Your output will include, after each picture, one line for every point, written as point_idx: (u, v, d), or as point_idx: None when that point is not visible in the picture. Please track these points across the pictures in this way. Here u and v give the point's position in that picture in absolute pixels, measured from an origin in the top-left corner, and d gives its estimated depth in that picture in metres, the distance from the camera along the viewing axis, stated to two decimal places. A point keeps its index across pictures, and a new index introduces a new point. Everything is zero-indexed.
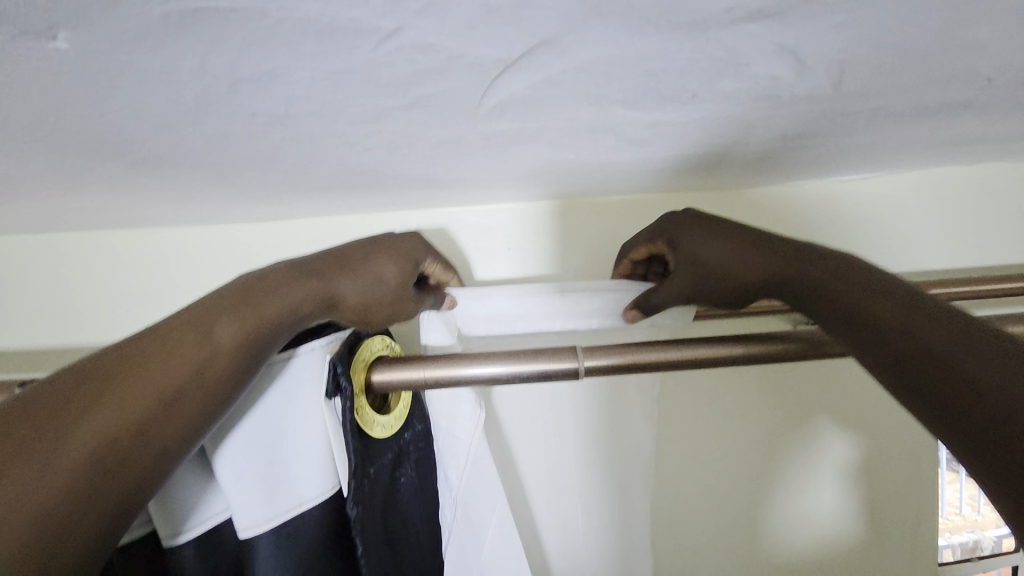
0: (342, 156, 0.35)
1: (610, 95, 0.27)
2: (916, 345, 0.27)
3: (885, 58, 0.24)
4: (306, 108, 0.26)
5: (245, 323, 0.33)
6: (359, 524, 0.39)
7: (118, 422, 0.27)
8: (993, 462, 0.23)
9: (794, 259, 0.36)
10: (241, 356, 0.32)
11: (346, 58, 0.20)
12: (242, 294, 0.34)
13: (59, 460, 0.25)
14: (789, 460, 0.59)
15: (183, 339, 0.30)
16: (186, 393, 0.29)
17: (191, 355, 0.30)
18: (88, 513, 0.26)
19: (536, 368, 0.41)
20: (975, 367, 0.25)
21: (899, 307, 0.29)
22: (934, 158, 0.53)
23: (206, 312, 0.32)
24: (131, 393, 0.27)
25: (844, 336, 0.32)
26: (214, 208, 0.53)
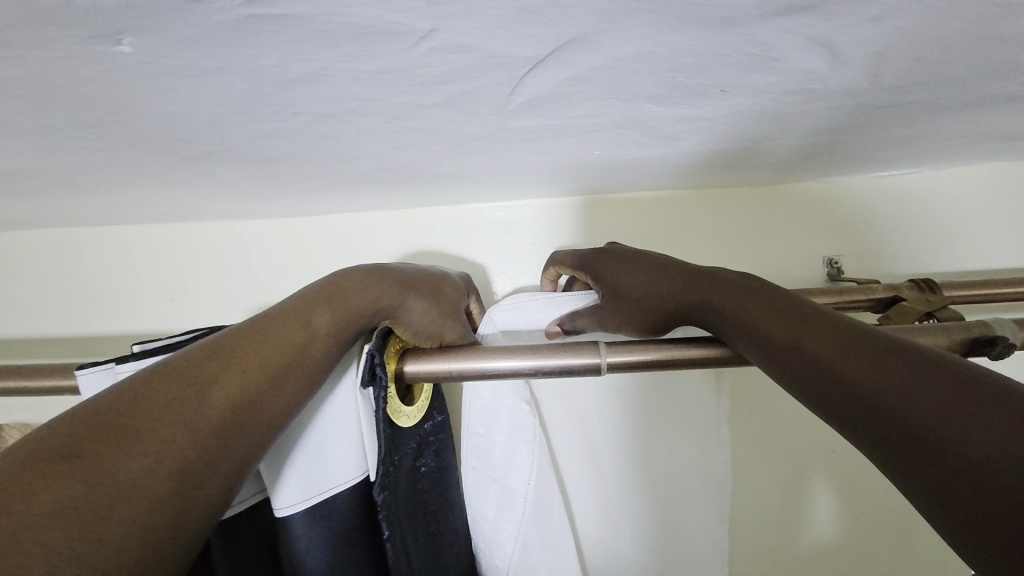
0: (376, 152, 0.37)
1: (638, 91, 0.27)
2: (805, 355, 0.29)
3: (922, 51, 0.24)
4: (345, 106, 0.27)
5: (337, 317, 0.37)
6: (386, 508, 0.40)
7: (231, 397, 0.29)
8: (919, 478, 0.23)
9: (695, 286, 0.38)
10: (333, 343, 0.36)
11: (386, 59, 0.21)
12: (331, 292, 0.38)
13: (188, 426, 0.27)
14: (833, 463, 0.59)
15: (283, 329, 0.34)
16: (287, 374, 0.32)
17: (292, 340, 0.34)
18: (206, 478, 0.27)
19: (559, 363, 0.42)
20: (866, 377, 0.26)
21: (795, 322, 0.31)
22: (979, 153, 0.51)
23: (304, 306, 0.36)
24: (239, 372, 0.30)
25: (749, 351, 0.33)
26: (252, 203, 0.55)
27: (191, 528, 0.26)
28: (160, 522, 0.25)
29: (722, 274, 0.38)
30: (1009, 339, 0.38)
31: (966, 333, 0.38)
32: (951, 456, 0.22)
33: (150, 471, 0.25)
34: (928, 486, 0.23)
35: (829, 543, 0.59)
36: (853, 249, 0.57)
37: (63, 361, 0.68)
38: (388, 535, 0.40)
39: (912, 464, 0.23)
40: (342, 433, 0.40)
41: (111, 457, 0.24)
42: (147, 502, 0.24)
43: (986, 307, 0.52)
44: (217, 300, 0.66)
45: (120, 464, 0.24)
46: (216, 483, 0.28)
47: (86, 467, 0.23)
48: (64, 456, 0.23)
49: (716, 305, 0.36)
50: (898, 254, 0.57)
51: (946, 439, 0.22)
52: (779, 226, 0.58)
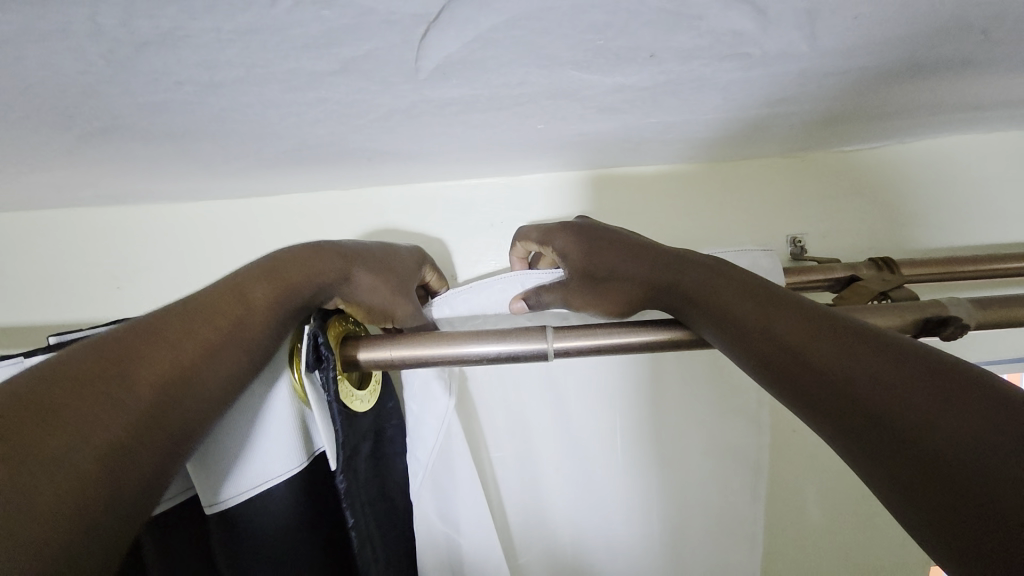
0: (295, 128, 0.34)
1: (558, 55, 0.25)
2: (774, 343, 0.27)
3: (861, 7, 0.22)
4: (231, 74, 0.24)
5: (274, 296, 0.35)
6: (349, 498, 0.39)
7: (166, 368, 0.27)
8: (885, 476, 0.21)
9: (666, 265, 0.36)
10: (275, 316, 0.35)
11: (246, 15, 0.19)
12: (265, 270, 0.36)
13: (121, 402, 0.25)
14: (799, 448, 0.58)
15: (220, 301, 0.32)
16: (225, 350, 0.31)
17: (228, 312, 0.32)
18: (144, 452, 0.25)
19: (505, 349, 0.40)
20: (832, 365, 0.24)
21: (758, 307, 0.29)
22: (946, 125, 0.49)
23: (237, 284, 0.34)
24: (168, 346, 0.28)
25: (715, 338, 0.32)
26: (189, 185, 0.52)
27: (130, 503, 0.24)
28: (97, 496, 0.22)
29: (689, 257, 0.36)
30: (963, 320, 0.37)
31: (920, 311, 0.37)
32: (921, 444, 0.20)
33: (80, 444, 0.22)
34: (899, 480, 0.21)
35: (794, 524, 0.59)
36: (820, 226, 0.55)
37: (5, 353, 0.65)
38: (354, 522, 0.39)
39: (884, 458, 0.21)
40: (288, 420, 0.38)
41: (47, 420, 0.22)
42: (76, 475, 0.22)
43: (946, 285, 0.51)
44: (164, 287, 0.63)
45: (46, 439, 0.21)
46: (153, 456, 0.25)
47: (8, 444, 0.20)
48: None
49: (692, 292, 0.34)
50: (863, 232, 0.55)
51: (915, 427, 0.21)
52: (743, 204, 0.56)
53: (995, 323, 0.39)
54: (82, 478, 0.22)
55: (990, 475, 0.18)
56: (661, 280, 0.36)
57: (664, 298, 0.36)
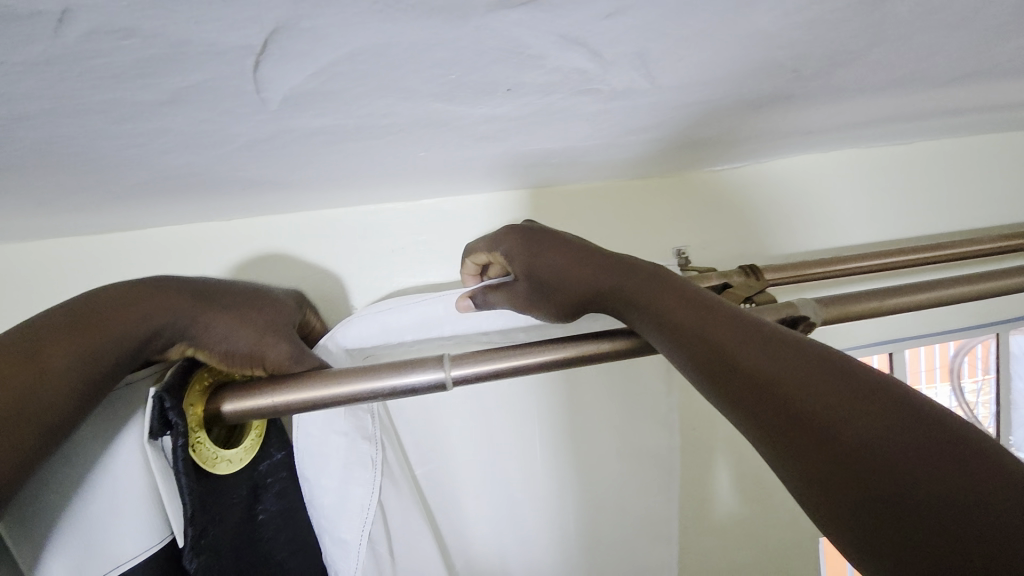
0: (140, 159, 0.30)
1: (415, 88, 0.25)
2: (705, 340, 0.28)
3: (683, 51, 0.24)
4: (34, 105, 0.21)
5: (87, 344, 0.29)
6: (203, 574, 0.34)
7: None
8: (837, 503, 0.21)
9: (609, 271, 0.37)
10: (93, 371, 0.29)
11: (26, 45, 0.16)
12: (80, 315, 0.30)
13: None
14: (700, 446, 0.62)
15: (9, 354, 0.26)
16: (15, 419, 0.25)
17: (20, 375, 0.26)
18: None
19: (399, 383, 0.38)
20: (760, 361, 0.25)
21: (693, 310, 0.30)
22: (790, 147, 0.56)
23: (37, 332, 0.28)
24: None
25: (654, 338, 0.32)
26: (23, 222, 0.45)
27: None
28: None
29: (632, 263, 0.37)
30: (809, 318, 0.42)
31: (776, 313, 0.42)
32: (837, 439, 0.21)
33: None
34: (813, 474, 0.21)
35: (702, 519, 0.62)
36: (700, 239, 0.61)
37: None
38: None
39: (800, 451, 0.22)
40: (134, 493, 0.33)
41: None
42: None
43: (803, 286, 0.58)
44: None
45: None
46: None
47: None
48: None
49: (633, 296, 0.34)
50: (735, 242, 0.61)
51: (832, 422, 0.22)
52: (633, 221, 0.60)
53: (837, 318, 0.45)
54: None
55: (950, 505, 0.18)
56: (604, 287, 0.37)
57: (606, 304, 0.37)
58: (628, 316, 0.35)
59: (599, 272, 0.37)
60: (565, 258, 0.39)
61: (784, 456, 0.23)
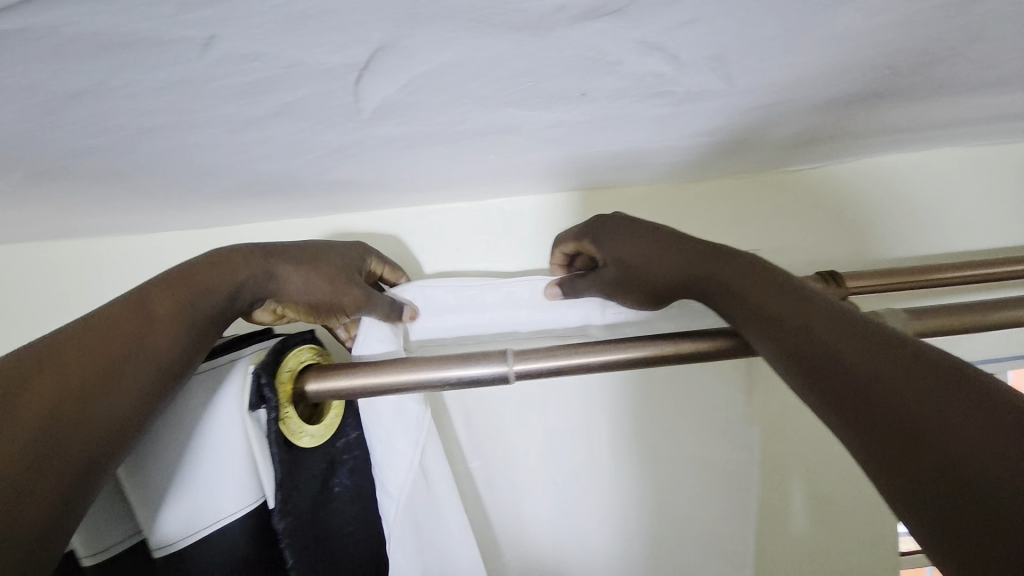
0: (246, 164, 0.34)
1: (492, 96, 0.26)
2: (800, 330, 0.28)
3: (765, 52, 0.23)
4: (170, 119, 0.25)
5: (180, 305, 0.32)
6: (288, 535, 0.38)
7: (54, 391, 0.25)
8: (894, 473, 0.21)
9: (698, 259, 0.36)
10: (186, 328, 0.32)
11: (174, 68, 0.19)
12: (177, 279, 0.33)
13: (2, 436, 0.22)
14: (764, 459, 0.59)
15: (119, 317, 0.29)
16: (132, 364, 0.28)
17: (132, 329, 0.29)
18: (41, 486, 0.23)
19: (464, 373, 0.40)
20: (854, 353, 0.25)
21: (791, 300, 0.30)
22: (879, 146, 0.52)
23: (137, 297, 0.31)
24: (54, 368, 0.25)
25: (746, 328, 0.32)
26: (145, 217, 0.51)
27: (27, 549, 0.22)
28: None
29: (727, 252, 0.36)
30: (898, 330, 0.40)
31: None
32: (927, 434, 0.20)
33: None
34: (899, 469, 0.21)
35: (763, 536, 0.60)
36: (771, 242, 0.58)
37: None
38: (292, 564, 0.39)
39: (889, 446, 0.21)
40: (232, 459, 0.38)
41: None
42: None
43: (888, 296, 0.54)
44: None
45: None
46: (54, 487, 0.24)
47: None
48: None
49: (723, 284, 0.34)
50: (811, 247, 0.58)
51: (924, 418, 0.21)
52: (700, 223, 0.58)
53: (928, 332, 0.41)
54: None
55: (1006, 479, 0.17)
56: (691, 276, 0.37)
57: (696, 291, 0.37)
58: (718, 303, 0.35)
59: (686, 260, 0.37)
60: (651, 246, 0.39)
61: (872, 450, 0.22)
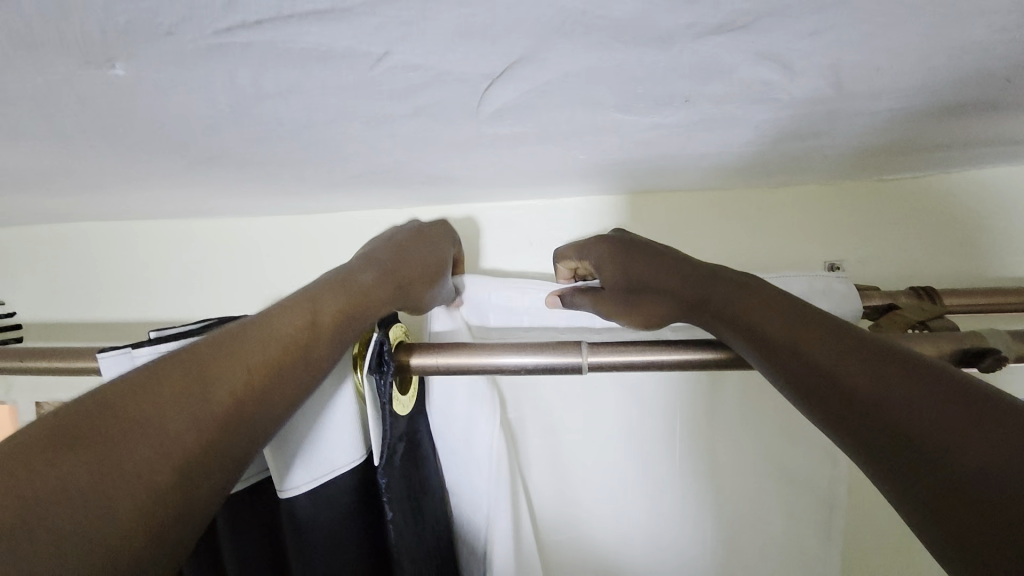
0: (365, 157, 0.38)
1: (602, 101, 0.28)
2: (801, 359, 0.29)
3: (880, 61, 0.24)
4: (324, 116, 0.29)
5: (344, 307, 0.36)
6: (388, 491, 0.42)
7: (240, 384, 0.29)
8: (899, 481, 0.23)
9: (694, 280, 0.37)
10: (342, 335, 0.36)
11: (347, 75, 0.23)
12: (338, 283, 0.37)
13: (201, 413, 0.26)
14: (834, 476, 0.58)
15: (295, 312, 0.33)
16: (297, 367, 0.32)
17: (301, 332, 0.33)
18: (211, 471, 0.26)
19: (541, 361, 0.43)
20: (858, 382, 0.26)
21: (784, 323, 0.31)
22: (991, 157, 0.49)
23: (309, 296, 0.35)
24: (246, 360, 0.30)
25: (747, 351, 0.33)
26: (264, 202, 0.58)
27: (185, 533, 0.25)
28: (163, 518, 0.24)
29: (718, 271, 0.37)
30: (1000, 351, 0.37)
31: (957, 341, 0.38)
32: (949, 465, 0.22)
33: (154, 459, 0.24)
34: (925, 497, 0.22)
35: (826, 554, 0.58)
36: (853, 252, 0.56)
37: (96, 345, 0.74)
38: (391, 516, 0.43)
39: (909, 474, 0.23)
40: (345, 418, 0.43)
41: (117, 445, 0.23)
42: (141, 499, 0.23)
43: (991, 318, 0.51)
44: (234, 292, 0.70)
45: (126, 452, 0.24)
46: (219, 477, 0.27)
47: (85, 458, 0.23)
48: (71, 444, 0.23)
49: (722, 306, 0.35)
50: (904, 261, 0.55)
51: (942, 449, 0.22)
52: (779, 229, 0.57)
53: None
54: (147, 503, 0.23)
55: (998, 488, 0.20)
56: (690, 296, 0.37)
57: (695, 312, 0.38)
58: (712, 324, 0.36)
59: (684, 281, 0.38)
60: (656, 266, 0.40)
61: (895, 478, 0.24)
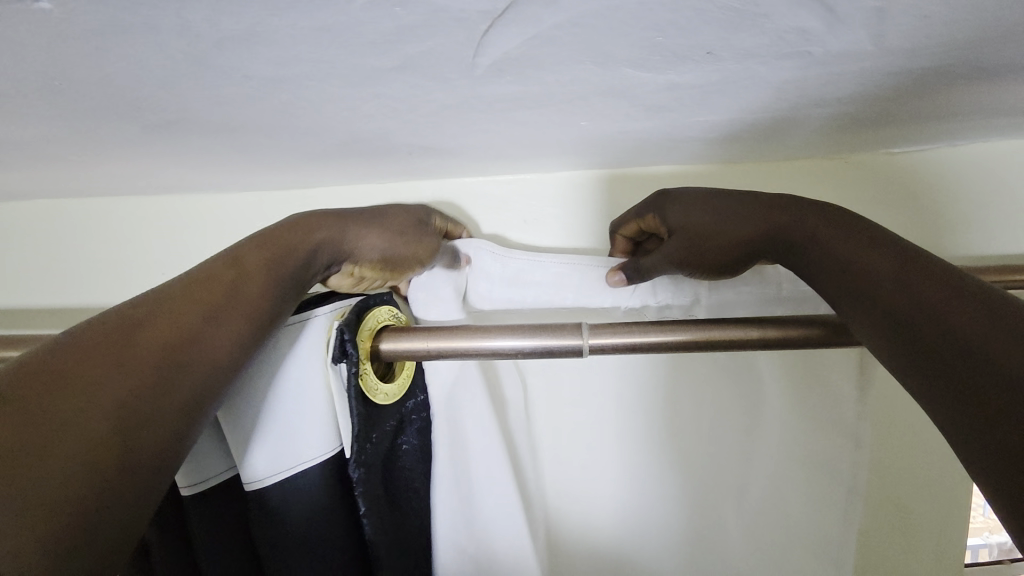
0: (346, 123, 0.35)
1: (615, 53, 0.25)
2: (904, 296, 0.29)
3: (929, 7, 0.21)
4: (297, 70, 0.25)
5: (274, 255, 0.36)
6: (362, 484, 0.40)
7: (170, 331, 0.29)
8: (958, 410, 0.26)
9: (784, 208, 0.37)
10: (275, 284, 0.35)
11: (322, 13, 0.19)
12: (266, 236, 0.37)
13: (131, 365, 0.27)
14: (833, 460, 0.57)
15: (226, 268, 0.34)
16: (229, 313, 0.32)
17: (228, 282, 0.33)
18: (152, 418, 0.26)
19: (537, 345, 0.40)
20: (964, 325, 0.26)
21: (888, 260, 0.31)
22: (999, 129, 0.47)
23: (237, 250, 0.35)
24: (170, 316, 0.30)
25: (832, 291, 0.34)
26: (234, 176, 0.53)
27: (132, 487, 0.25)
28: (108, 466, 0.24)
29: (813, 204, 0.37)
30: None
31: None
32: None
33: (88, 408, 0.24)
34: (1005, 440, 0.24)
35: None
36: None
37: (57, 333, 0.69)
38: (365, 512, 0.40)
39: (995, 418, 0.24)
40: (316, 407, 0.40)
41: (42, 398, 0.23)
42: (82, 445, 0.23)
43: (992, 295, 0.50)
44: None
45: (56, 404, 0.24)
46: (162, 430, 0.27)
47: (12, 413, 0.22)
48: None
49: (815, 239, 0.35)
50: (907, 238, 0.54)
51: None
52: None
53: None
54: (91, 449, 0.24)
55: None
56: (771, 226, 0.37)
57: (779, 236, 0.37)
58: (790, 253, 0.37)
59: (763, 214, 0.38)
60: (726, 205, 0.40)
61: (977, 422, 0.25)
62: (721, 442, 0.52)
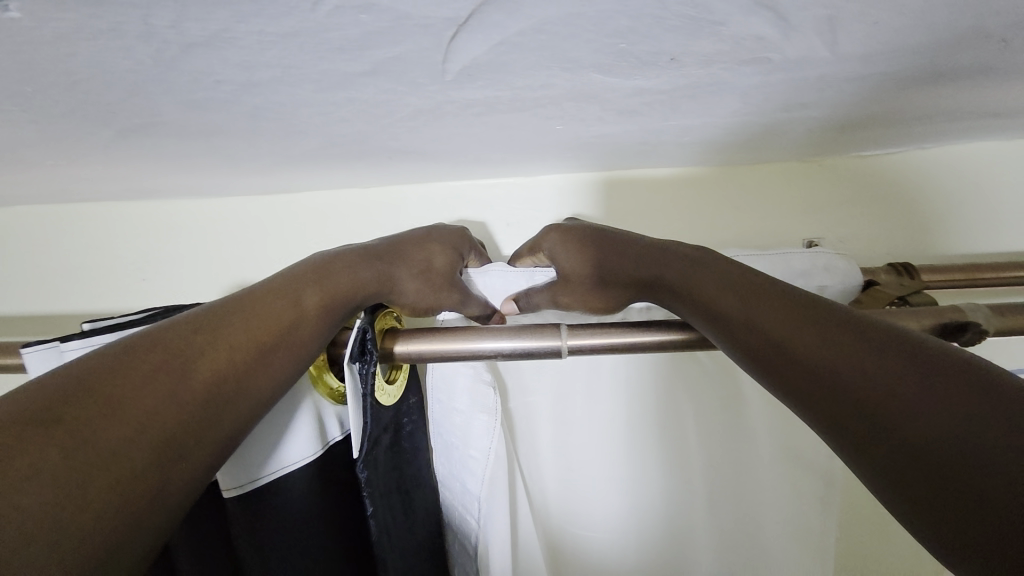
0: (324, 127, 0.35)
1: (581, 58, 0.25)
2: None
3: (878, 14, 0.22)
4: (268, 74, 0.26)
5: (325, 297, 0.34)
6: (368, 485, 0.40)
7: (223, 360, 0.27)
8: None
9: None
10: (324, 327, 0.34)
11: (287, 19, 0.20)
12: (315, 271, 0.35)
13: (180, 393, 0.25)
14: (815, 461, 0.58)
15: (280, 300, 0.32)
16: (280, 349, 0.31)
17: (282, 316, 0.31)
18: (191, 453, 0.25)
19: (519, 345, 0.40)
20: None
21: None
22: (965, 132, 0.49)
23: (292, 283, 0.34)
24: (228, 343, 0.28)
25: None
26: (214, 180, 0.53)
27: (157, 524, 0.23)
28: (139, 501, 0.22)
29: None
30: (981, 325, 0.36)
31: (939, 316, 0.37)
32: None
33: (134, 436, 0.23)
34: None
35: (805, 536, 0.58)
36: (836, 231, 0.56)
37: (34, 340, 0.68)
38: (371, 511, 0.40)
39: None
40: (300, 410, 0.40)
41: (92, 422, 0.22)
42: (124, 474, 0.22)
43: (960, 293, 0.51)
44: (187, 279, 0.65)
45: (107, 429, 0.22)
46: (197, 462, 0.25)
47: (62, 434, 0.21)
48: (45, 418, 0.21)
49: None
50: (879, 238, 0.55)
51: None
52: (760, 209, 0.56)
53: (1013, 330, 0.39)
54: (131, 482, 0.22)
55: None
56: None
57: None
58: None
59: None
60: None
61: None
62: (702, 442, 0.53)
